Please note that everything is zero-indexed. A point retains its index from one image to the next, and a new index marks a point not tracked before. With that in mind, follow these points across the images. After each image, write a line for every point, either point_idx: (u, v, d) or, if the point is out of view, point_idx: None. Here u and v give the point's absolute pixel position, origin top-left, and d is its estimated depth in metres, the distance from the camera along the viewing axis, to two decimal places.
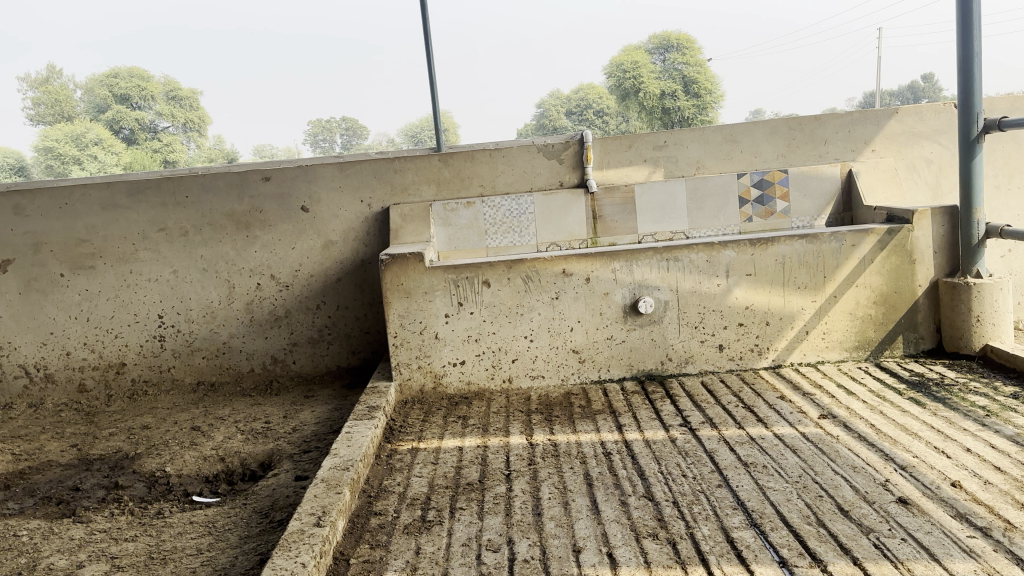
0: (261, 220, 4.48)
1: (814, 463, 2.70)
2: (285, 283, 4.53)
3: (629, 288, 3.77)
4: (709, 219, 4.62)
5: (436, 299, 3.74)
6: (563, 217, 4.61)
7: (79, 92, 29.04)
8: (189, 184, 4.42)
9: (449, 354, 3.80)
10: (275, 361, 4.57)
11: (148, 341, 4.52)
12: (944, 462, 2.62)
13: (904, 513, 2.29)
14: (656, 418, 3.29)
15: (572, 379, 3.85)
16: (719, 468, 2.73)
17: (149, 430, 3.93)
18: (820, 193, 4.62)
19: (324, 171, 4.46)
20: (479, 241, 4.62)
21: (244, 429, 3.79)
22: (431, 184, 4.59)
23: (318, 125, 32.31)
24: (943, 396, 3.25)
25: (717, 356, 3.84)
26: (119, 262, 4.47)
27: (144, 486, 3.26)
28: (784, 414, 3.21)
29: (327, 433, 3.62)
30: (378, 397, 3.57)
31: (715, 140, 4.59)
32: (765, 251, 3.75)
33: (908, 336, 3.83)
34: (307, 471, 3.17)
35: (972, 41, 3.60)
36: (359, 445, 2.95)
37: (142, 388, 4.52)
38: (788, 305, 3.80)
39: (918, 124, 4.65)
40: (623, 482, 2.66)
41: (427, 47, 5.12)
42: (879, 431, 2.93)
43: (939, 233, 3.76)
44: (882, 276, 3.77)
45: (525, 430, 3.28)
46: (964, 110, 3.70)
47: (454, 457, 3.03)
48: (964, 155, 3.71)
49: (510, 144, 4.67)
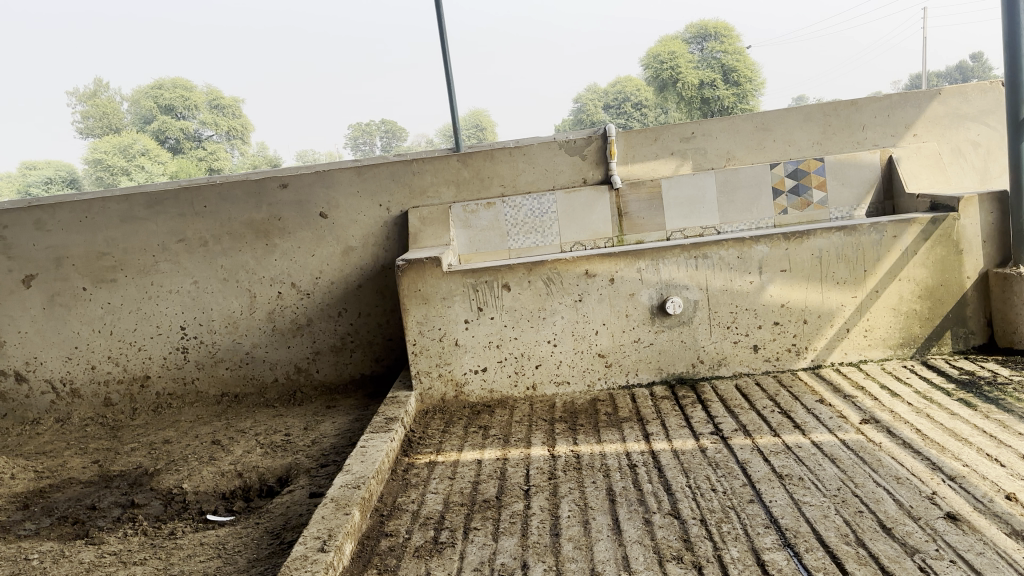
0: (280, 228, 4.40)
1: (855, 475, 2.51)
2: (306, 291, 4.45)
3: (655, 288, 3.59)
4: (741, 212, 4.41)
5: (455, 304, 3.62)
6: (588, 215, 4.45)
7: (124, 105, 29.63)
8: (207, 194, 4.37)
9: (469, 361, 3.67)
10: (298, 371, 4.49)
11: (171, 353, 4.48)
12: (997, 471, 2.40)
13: (953, 531, 2.09)
14: (686, 426, 3.12)
15: (599, 385, 3.69)
16: (752, 482, 2.55)
17: (170, 444, 3.88)
18: (860, 182, 4.38)
19: (341, 175, 4.37)
20: (501, 243, 4.49)
21: (264, 442, 3.71)
22: (451, 185, 4.46)
23: (359, 129, 32.77)
24: (996, 397, 3.01)
25: (751, 357, 3.65)
26: (140, 275, 4.43)
27: (160, 504, 3.19)
28: (823, 419, 3.01)
29: (346, 446, 3.52)
30: (396, 408, 3.45)
31: (745, 129, 4.38)
32: (800, 245, 3.54)
33: (957, 332, 3.59)
34: (322, 487, 3.07)
35: (1019, 14, 3.34)
36: (373, 461, 2.83)
37: (166, 401, 4.48)
38: (825, 301, 3.59)
39: (963, 105, 4.38)
40: (648, 498, 2.51)
41: (445, 46, 5.00)
42: (925, 437, 2.72)
43: (988, 221, 3.52)
44: (927, 268, 3.54)
45: (547, 440, 3.14)
46: (1012, 88, 3.44)
47: (473, 471, 2.89)
48: (1013, 136, 3.45)
49: (531, 140, 4.52)
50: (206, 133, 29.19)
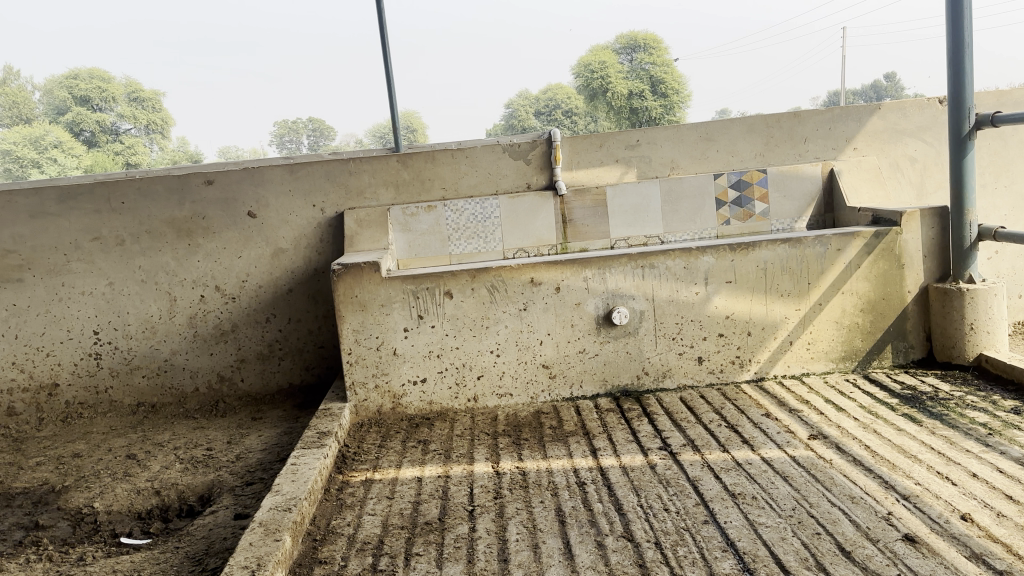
0: (205, 227, 4.15)
1: (809, 493, 2.45)
2: (232, 295, 4.21)
3: (602, 298, 3.50)
4: (685, 222, 4.37)
5: (394, 312, 3.45)
6: (531, 221, 4.33)
7: (37, 93, 28.15)
8: (125, 189, 4.08)
9: (408, 371, 3.51)
10: (221, 379, 4.24)
11: (82, 359, 4.15)
12: (949, 490, 2.38)
13: (914, 554, 2.04)
14: (633, 440, 3.02)
15: (542, 397, 3.57)
16: (705, 501, 2.46)
17: (80, 458, 3.58)
18: (801, 194, 4.39)
19: (272, 173, 4.14)
20: (441, 248, 4.32)
21: (184, 457, 3.46)
22: (389, 187, 4.29)
23: (280, 125, 32.11)
24: (939, 412, 3.02)
25: (696, 369, 3.59)
26: (49, 275, 4.10)
27: (67, 526, 2.91)
28: (771, 434, 2.96)
29: (274, 462, 3.30)
30: (329, 421, 3.26)
31: (690, 138, 4.35)
32: (746, 256, 3.50)
33: (897, 346, 3.61)
34: (248, 508, 2.85)
35: (962, 32, 3.37)
36: (305, 480, 2.64)
37: (76, 411, 4.15)
38: (770, 313, 3.56)
39: (901, 120, 4.45)
40: (599, 519, 2.39)
41: (384, 42, 4.82)
42: (875, 454, 2.69)
43: (928, 236, 3.55)
44: (869, 281, 3.55)
45: (491, 456, 3.00)
46: (954, 105, 3.47)
47: (413, 491, 2.73)
48: (955, 152, 3.49)
49: (474, 143, 4.39)
50: (125, 126, 27.96)
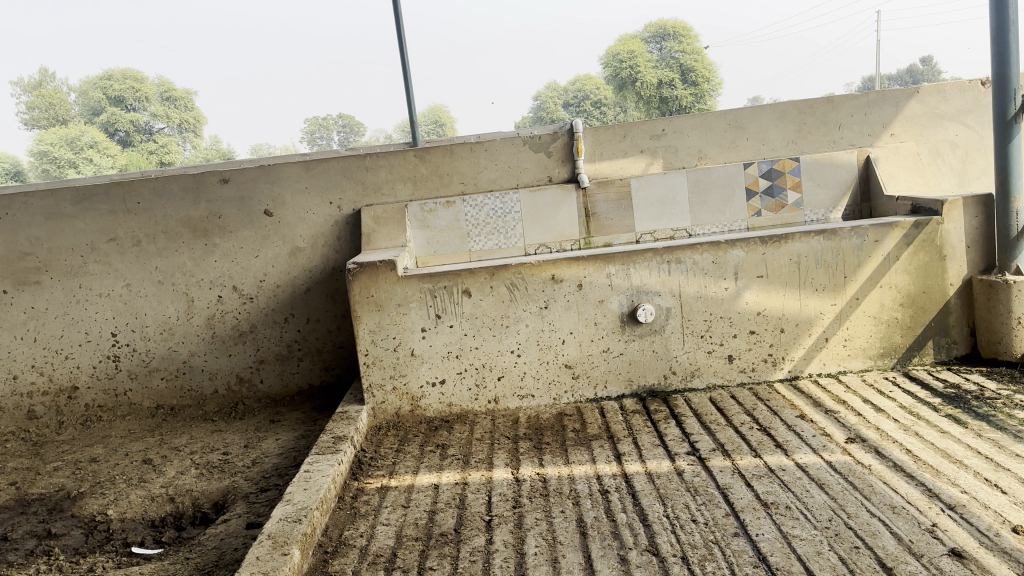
0: (221, 226, 4.09)
1: (846, 503, 2.30)
2: (249, 295, 4.14)
3: (626, 295, 3.36)
4: (714, 214, 4.21)
5: (411, 311, 3.34)
6: (554, 215, 4.20)
7: (72, 95, 28.50)
8: (141, 189, 4.03)
9: (426, 373, 3.40)
10: (240, 381, 4.18)
11: (101, 362, 4.11)
12: (999, 499, 2.22)
13: (962, 571, 1.89)
14: (660, 445, 2.89)
15: (565, 398, 3.45)
16: (735, 511, 2.32)
17: (97, 463, 3.54)
18: (836, 183, 4.21)
19: (288, 170, 4.06)
20: (461, 244, 4.21)
21: (200, 462, 3.39)
22: (407, 182, 4.19)
23: (314, 121, 32.36)
24: (986, 413, 2.84)
25: (726, 368, 3.44)
26: (67, 277, 4.07)
27: (80, 534, 2.85)
28: (806, 437, 2.80)
29: (290, 467, 3.22)
30: (345, 425, 3.17)
31: (718, 127, 4.19)
32: (778, 250, 3.34)
33: (939, 342, 3.43)
34: (260, 516, 2.77)
35: (1008, 8, 3.18)
36: (317, 489, 2.55)
37: (96, 414, 4.11)
38: (804, 309, 3.39)
39: (941, 104, 4.24)
40: (622, 531, 2.27)
41: (401, 35, 4.72)
42: (917, 459, 2.53)
43: (972, 225, 3.36)
44: (909, 274, 3.37)
45: (511, 462, 2.88)
46: (998, 86, 3.28)
47: (429, 499, 2.63)
48: (1000, 136, 3.30)
49: (493, 136, 4.26)
50: (158, 125, 28.25)
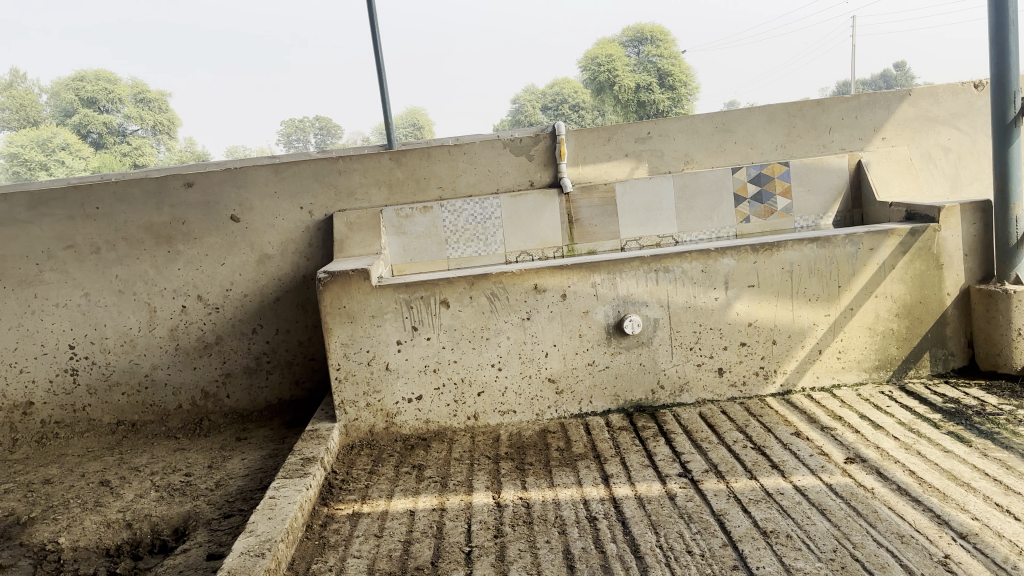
0: (185, 233, 3.88)
1: (851, 531, 2.15)
2: (215, 305, 3.93)
3: (612, 306, 3.21)
4: (701, 221, 4.06)
5: (386, 323, 3.16)
6: (535, 221, 4.04)
7: (44, 96, 27.92)
8: (100, 193, 3.81)
9: (402, 388, 3.22)
10: (206, 395, 3.97)
11: (57, 376, 3.88)
12: (1013, 527, 2.08)
13: None
14: (650, 465, 2.73)
15: (549, 414, 3.29)
16: (732, 541, 2.17)
17: (50, 486, 3.31)
18: (827, 188, 4.09)
19: (256, 174, 3.87)
20: (438, 252, 4.04)
21: (160, 484, 3.19)
22: (382, 187, 4.01)
23: (291, 125, 32.07)
24: (990, 430, 2.71)
25: (716, 381, 3.30)
26: (21, 286, 3.84)
27: (28, 565, 2.64)
28: (803, 457, 2.66)
29: (256, 491, 3.02)
30: (315, 445, 2.98)
31: (705, 130, 4.06)
32: (770, 258, 3.20)
33: (936, 353, 3.31)
34: (222, 546, 2.57)
35: (1007, 9, 3.06)
36: (283, 518, 2.35)
37: (52, 431, 3.88)
38: (796, 320, 3.26)
39: (933, 107, 4.14)
40: (613, 564, 2.11)
41: (376, 33, 4.53)
42: (921, 481, 2.39)
43: (970, 233, 3.24)
44: (905, 283, 3.24)
45: (491, 485, 2.71)
46: (997, 89, 3.17)
47: (404, 527, 2.45)
48: (999, 141, 3.18)
49: (472, 139, 4.10)
50: (132, 128, 27.80)
